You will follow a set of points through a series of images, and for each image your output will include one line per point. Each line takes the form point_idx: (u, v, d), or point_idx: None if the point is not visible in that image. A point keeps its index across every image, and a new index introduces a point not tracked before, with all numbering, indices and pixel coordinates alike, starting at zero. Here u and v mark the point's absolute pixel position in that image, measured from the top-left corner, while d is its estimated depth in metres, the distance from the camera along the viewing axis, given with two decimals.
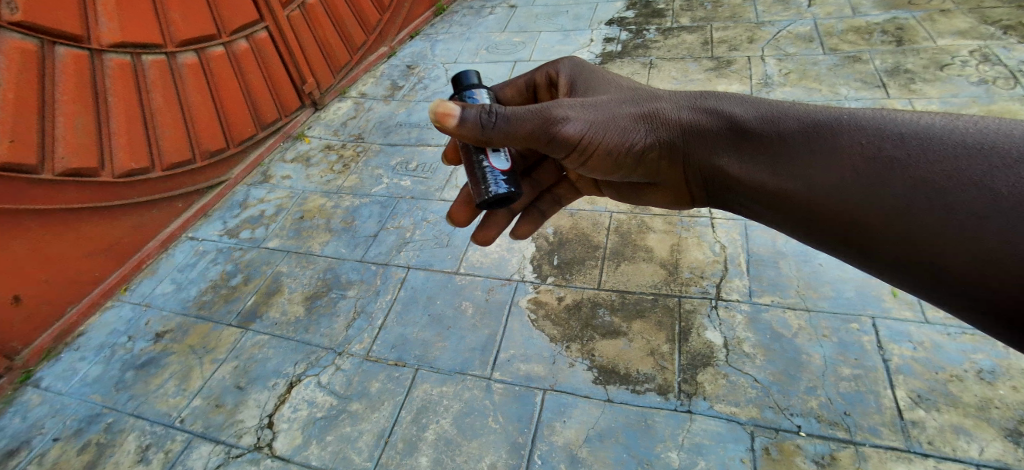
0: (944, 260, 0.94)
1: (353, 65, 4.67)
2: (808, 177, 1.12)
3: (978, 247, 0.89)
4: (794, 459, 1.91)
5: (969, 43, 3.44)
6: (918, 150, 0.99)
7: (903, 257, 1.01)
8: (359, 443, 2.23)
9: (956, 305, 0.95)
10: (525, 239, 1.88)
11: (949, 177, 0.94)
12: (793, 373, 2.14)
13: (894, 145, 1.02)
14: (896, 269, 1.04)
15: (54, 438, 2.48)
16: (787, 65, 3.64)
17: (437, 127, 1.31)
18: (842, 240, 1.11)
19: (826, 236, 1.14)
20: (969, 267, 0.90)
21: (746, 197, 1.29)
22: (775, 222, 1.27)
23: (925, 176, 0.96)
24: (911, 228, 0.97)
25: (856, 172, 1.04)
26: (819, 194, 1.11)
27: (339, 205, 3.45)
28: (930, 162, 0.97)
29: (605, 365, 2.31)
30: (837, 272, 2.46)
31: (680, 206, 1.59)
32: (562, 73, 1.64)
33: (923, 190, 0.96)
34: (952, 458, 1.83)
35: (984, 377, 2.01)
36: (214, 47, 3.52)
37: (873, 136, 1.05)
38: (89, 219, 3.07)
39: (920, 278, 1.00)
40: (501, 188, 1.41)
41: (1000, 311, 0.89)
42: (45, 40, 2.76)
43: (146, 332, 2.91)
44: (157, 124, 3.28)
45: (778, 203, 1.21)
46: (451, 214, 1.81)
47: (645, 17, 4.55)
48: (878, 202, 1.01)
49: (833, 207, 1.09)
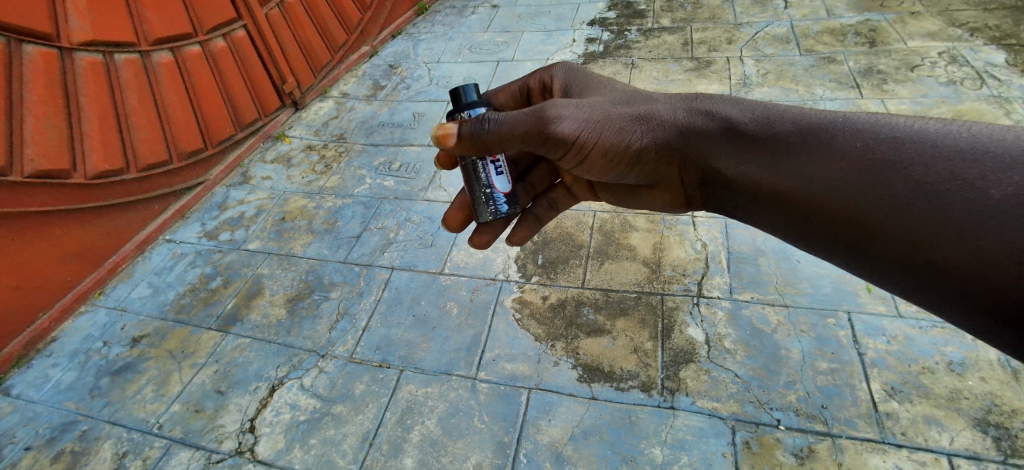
0: (942, 261, 0.95)
1: (334, 64, 4.62)
2: (803, 178, 1.15)
3: (976, 247, 0.90)
4: (774, 452, 1.95)
5: (938, 45, 3.55)
6: (914, 151, 1.02)
7: (901, 259, 1.02)
8: (343, 445, 2.22)
9: (954, 308, 0.96)
10: (522, 244, 1.88)
11: (945, 178, 0.96)
12: (772, 368, 2.18)
13: (889, 146, 1.05)
14: (894, 272, 1.05)
15: (26, 447, 2.41)
16: (765, 66, 3.70)
17: (438, 147, 1.47)
18: (840, 241, 1.12)
19: (823, 238, 1.15)
20: (967, 267, 0.92)
21: (745, 198, 1.31)
22: (773, 224, 1.28)
23: (921, 178, 0.99)
24: (909, 230, 0.99)
25: (851, 173, 1.08)
26: (816, 194, 1.13)
27: (321, 206, 3.42)
28: (927, 164, 0.99)
29: (589, 363, 2.33)
30: (814, 268, 2.51)
31: (679, 209, 1.61)
32: (556, 77, 1.67)
33: (918, 191, 0.98)
34: (925, 448, 1.89)
35: (954, 369, 2.08)
36: (190, 46, 3.46)
37: (867, 138, 1.09)
38: (61, 222, 2.99)
39: (918, 281, 1.01)
40: (502, 211, 1.62)
41: (1000, 313, 0.89)
42: (13, 38, 2.68)
43: (122, 337, 2.84)
44: (132, 125, 3.21)
45: (777, 204, 1.23)
46: (448, 220, 1.84)
47: (627, 18, 4.59)
48: (874, 202, 1.04)
49: (829, 209, 1.11)
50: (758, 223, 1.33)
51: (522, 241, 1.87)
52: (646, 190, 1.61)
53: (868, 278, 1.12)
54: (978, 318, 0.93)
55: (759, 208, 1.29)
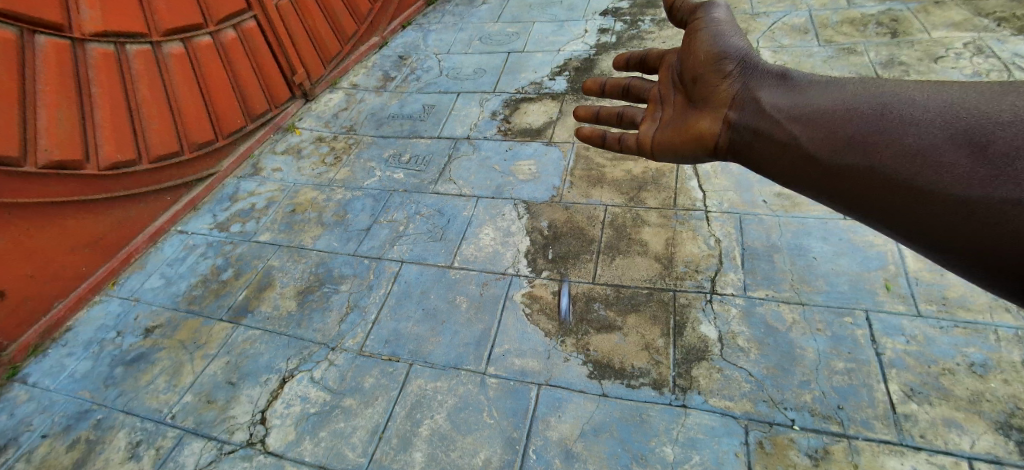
0: (942, 185, 0.96)
1: (343, 55, 4.59)
2: (813, 118, 1.20)
3: (968, 163, 0.94)
4: (788, 452, 1.92)
5: (963, 35, 3.44)
6: (886, 87, 1.12)
7: (880, 195, 1.06)
8: (353, 439, 2.22)
9: (931, 238, 1.01)
10: (594, 138, 1.73)
11: (912, 110, 1.04)
12: (786, 367, 2.15)
13: (865, 85, 1.15)
14: (894, 209, 1.05)
15: (42, 434, 2.45)
16: (781, 57, 3.62)
17: None
18: (823, 185, 1.17)
19: (807, 182, 1.21)
20: (962, 187, 0.94)
21: (760, 141, 1.32)
22: (779, 174, 1.29)
23: (893, 111, 1.07)
24: (882, 164, 1.05)
25: (830, 111, 1.16)
26: (810, 136, 1.18)
27: (330, 198, 3.41)
28: (897, 97, 1.09)
29: (600, 360, 2.31)
30: (830, 265, 2.45)
31: (702, 158, 1.54)
32: None
33: (892, 123, 1.05)
34: (944, 451, 1.85)
35: (976, 370, 2.02)
36: (201, 37, 3.45)
37: (869, 87, 1.15)
38: (75, 213, 3.01)
39: (906, 220, 1.03)
40: None
41: (992, 226, 0.91)
42: (25, 28, 2.69)
43: (135, 327, 2.87)
44: (143, 116, 3.20)
45: (785, 148, 1.25)
46: (587, 84, 1.87)
47: (640, 8, 4.50)
48: (850, 139, 1.11)
49: (832, 146, 1.14)
50: (757, 170, 1.37)
51: (589, 137, 1.75)
52: (691, 120, 1.52)
53: (876, 228, 1.12)
54: (954, 245, 0.97)
55: (755, 153, 1.34)
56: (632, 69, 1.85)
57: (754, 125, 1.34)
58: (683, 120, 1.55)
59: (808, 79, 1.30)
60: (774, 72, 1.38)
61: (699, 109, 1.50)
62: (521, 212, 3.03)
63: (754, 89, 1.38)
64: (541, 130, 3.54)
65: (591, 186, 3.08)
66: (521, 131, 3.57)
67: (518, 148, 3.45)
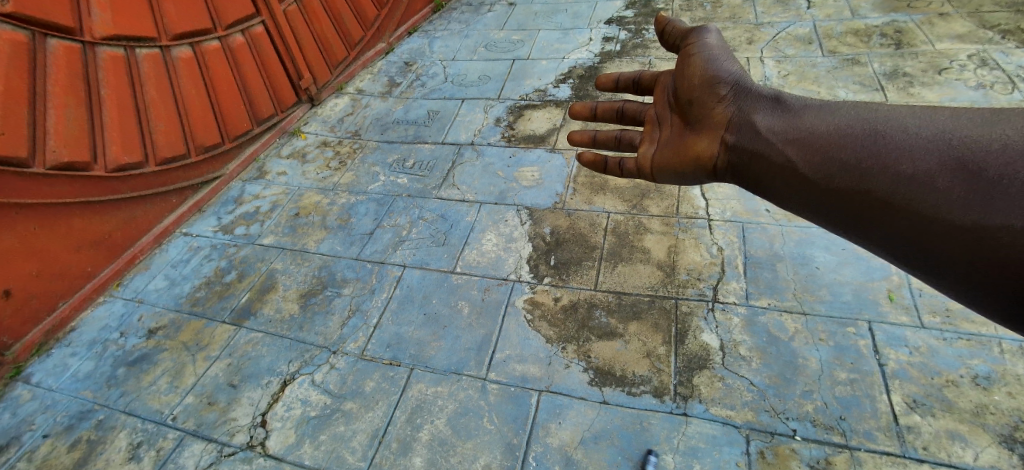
0: (937, 210, 0.96)
1: (350, 61, 4.63)
2: (808, 143, 1.20)
3: (960, 187, 0.94)
4: (790, 463, 1.91)
5: (967, 47, 3.45)
6: (880, 110, 1.12)
7: (877, 219, 1.06)
8: (353, 442, 2.22)
9: (927, 258, 1.00)
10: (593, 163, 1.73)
11: (905, 134, 1.04)
12: (788, 376, 2.14)
13: (859, 109, 1.16)
14: (891, 231, 1.05)
15: (44, 434, 2.45)
16: (785, 67, 3.63)
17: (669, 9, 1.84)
18: (821, 206, 1.18)
19: (806, 204, 1.21)
20: (955, 211, 0.93)
21: (759, 163, 1.32)
22: (778, 196, 1.29)
23: (885, 136, 1.07)
24: (876, 187, 1.05)
25: (825, 135, 1.17)
26: (807, 160, 1.19)
27: (335, 202, 3.42)
28: (889, 121, 1.09)
29: (601, 367, 2.30)
30: (834, 275, 2.45)
31: (702, 179, 1.54)
32: None
33: (885, 149, 1.06)
34: (947, 464, 1.83)
35: (980, 382, 2.01)
36: (209, 41, 3.48)
37: (863, 111, 1.15)
38: (80, 214, 3.02)
39: (905, 242, 1.03)
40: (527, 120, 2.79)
41: (986, 248, 0.90)
42: (37, 32, 2.72)
43: (138, 328, 2.88)
44: (151, 117, 3.24)
45: (783, 170, 1.25)
46: (575, 107, 1.84)
47: (644, 17, 4.53)
48: (845, 163, 1.11)
49: (828, 170, 1.14)
50: (757, 190, 1.37)
51: (591, 162, 1.75)
52: (689, 142, 1.53)
53: (876, 250, 1.11)
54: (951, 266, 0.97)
55: (754, 174, 1.34)
56: (622, 89, 1.85)
57: (751, 147, 1.35)
58: (681, 142, 1.55)
59: (804, 101, 1.30)
60: (767, 94, 1.39)
61: (697, 133, 1.51)
62: (523, 218, 3.04)
63: (752, 112, 1.39)
64: (545, 137, 3.55)
65: (594, 192, 3.09)
66: (525, 138, 3.59)
67: (522, 155, 3.46)
